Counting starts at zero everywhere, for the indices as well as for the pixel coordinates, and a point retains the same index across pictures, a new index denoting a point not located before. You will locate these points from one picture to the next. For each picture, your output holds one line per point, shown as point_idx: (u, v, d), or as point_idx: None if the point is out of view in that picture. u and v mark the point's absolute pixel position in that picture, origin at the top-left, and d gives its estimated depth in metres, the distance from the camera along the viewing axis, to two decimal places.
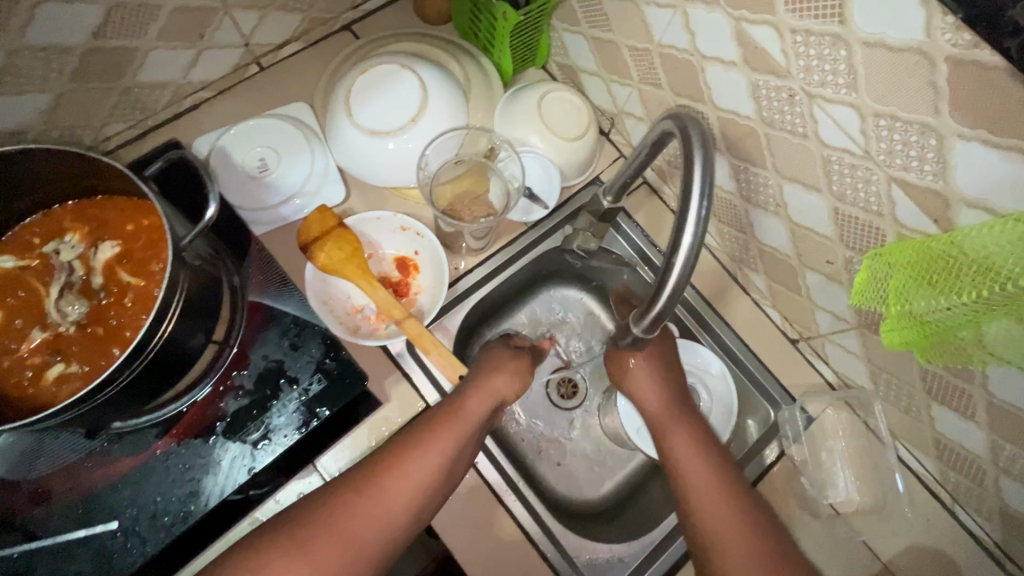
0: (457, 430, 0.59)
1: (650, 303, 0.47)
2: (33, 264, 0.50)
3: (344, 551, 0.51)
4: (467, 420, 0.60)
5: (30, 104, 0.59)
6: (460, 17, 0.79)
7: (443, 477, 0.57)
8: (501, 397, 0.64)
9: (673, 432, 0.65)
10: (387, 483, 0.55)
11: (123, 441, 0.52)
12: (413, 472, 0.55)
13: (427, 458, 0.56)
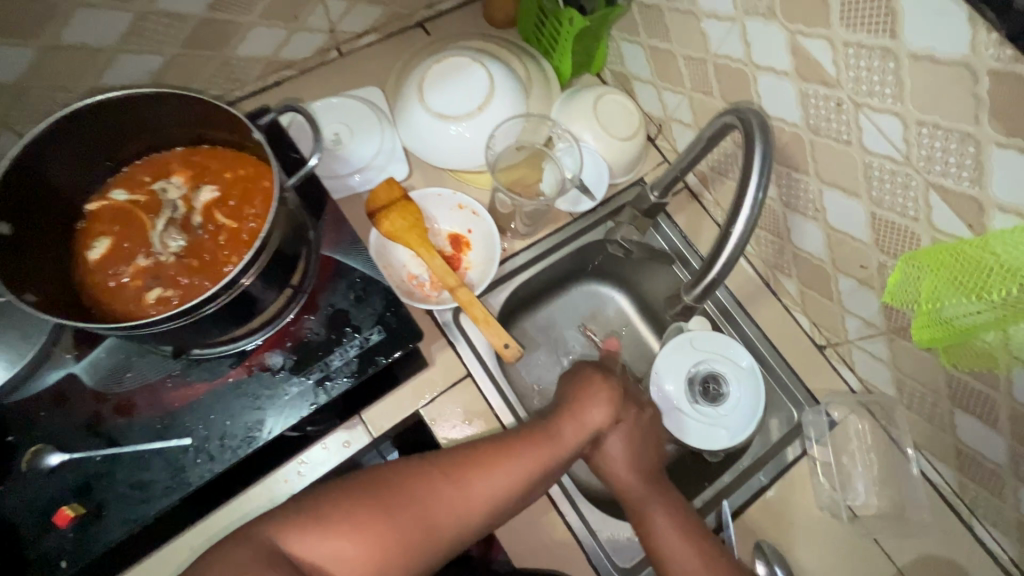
0: (552, 442, 0.62)
1: (705, 270, 0.52)
2: (142, 199, 0.56)
3: (424, 531, 0.54)
4: (556, 444, 0.62)
5: (145, 63, 0.66)
6: (526, 22, 0.85)
7: (521, 495, 0.59)
8: (598, 426, 0.66)
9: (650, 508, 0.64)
10: (475, 479, 0.57)
11: (200, 367, 0.57)
12: (498, 481, 0.58)
13: (516, 467, 0.59)
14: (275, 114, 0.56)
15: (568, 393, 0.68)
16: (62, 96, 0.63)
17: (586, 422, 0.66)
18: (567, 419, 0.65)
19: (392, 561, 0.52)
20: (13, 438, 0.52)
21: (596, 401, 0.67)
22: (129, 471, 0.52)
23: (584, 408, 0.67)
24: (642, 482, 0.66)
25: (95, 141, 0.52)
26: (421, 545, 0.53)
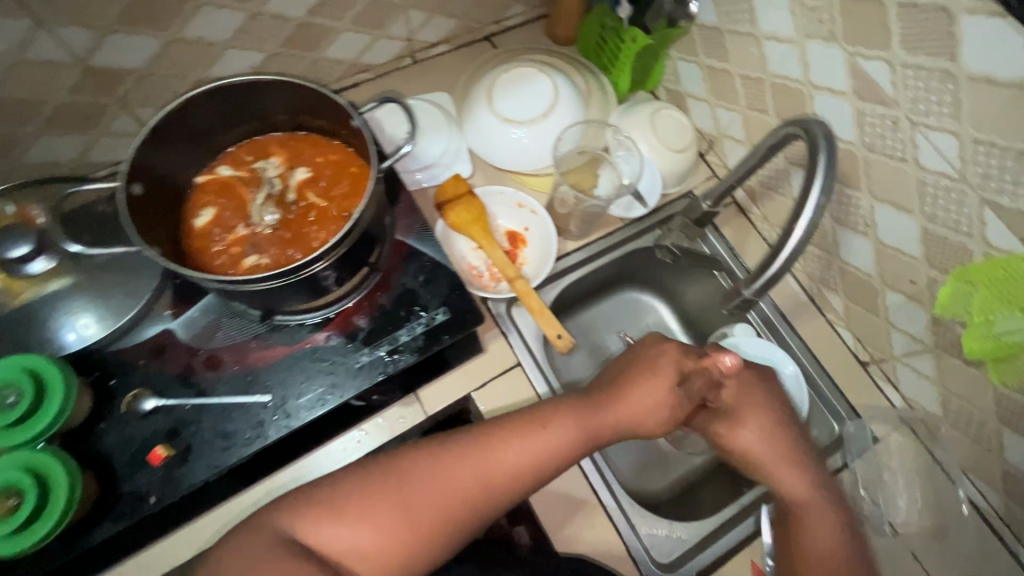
0: (564, 422, 0.60)
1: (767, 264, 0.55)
2: (243, 176, 0.62)
3: (433, 506, 0.54)
4: (582, 422, 0.60)
5: (247, 59, 0.73)
6: (587, 40, 0.90)
7: (540, 471, 0.58)
8: (625, 412, 0.62)
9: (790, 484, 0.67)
10: (486, 461, 0.57)
11: (281, 332, 0.62)
12: (509, 457, 0.57)
13: (526, 452, 0.58)
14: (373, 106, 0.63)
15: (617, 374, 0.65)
16: (175, 83, 0.70)
17: (625, 403, 0.62)
18: (606, 401, 0.62)
19: (409, 544, 0.53)
20: (115, 381, 0.58)
21: (636, 384, 0.63)
22: (215, 420, 0.57)
23: (629, 392, 0.63)
24: (777, 462, 0.68)
25: (212, 121, 0.58)
26: (430, 526, 0.54)
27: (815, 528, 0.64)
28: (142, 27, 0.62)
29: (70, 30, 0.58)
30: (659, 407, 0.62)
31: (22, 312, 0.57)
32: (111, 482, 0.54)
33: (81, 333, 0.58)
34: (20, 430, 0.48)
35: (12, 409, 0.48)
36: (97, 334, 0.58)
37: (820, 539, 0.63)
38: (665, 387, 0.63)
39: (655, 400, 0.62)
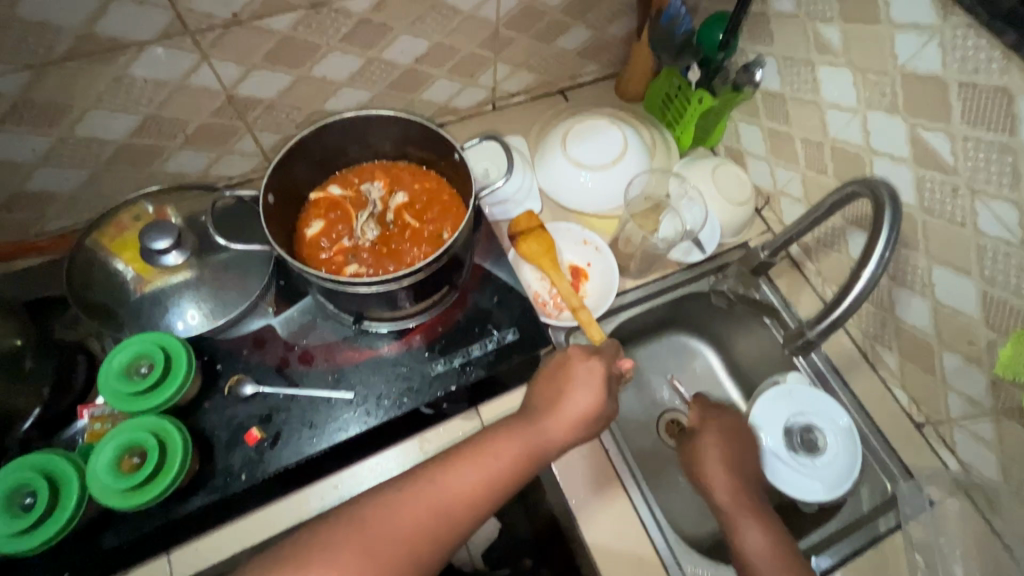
0: (510, 441, 0.59)
1: (831, 308, 0.59)
2: (351, 196, 0.70)
3: (393, 541, 0.52)
4: (528, 437, 0.60)
5: (356, 97, 0.83)
6: (653, 98, 0.97)
7: (495, 490, 0.57)
8: (565, 427, 0.61)
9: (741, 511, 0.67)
10: (440, 488, 0.55)
11: (367, 336, 0.68)
12: (459, 481, 0.56)
13: (479, 474, 0.57)
14: (479, 141, 0.73)
15: (550, 384, 0.64)
16: (295, 114, 0.80)
17: (564, 412, 0.61)
18: (548, 411, 0.61)
19: None
20: (220, 366, 0.64)
21: (569, 391, 0.63)
22: (304, 410, 0.63)
23: (568, 395, 0.62)
24: (733, 490, 0.69)
25: (332, 145, 0.67)
26: (401, 564, 0.52)
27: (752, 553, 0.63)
28: (280, 65, 0.72)
29: (225, 64, 0.69)
30: (593, 410, 0.62)
31: (148, 298, 0.65)
32: (209, 456, 0.59)
33: (189, 321, 0.65)
34: (146, 401, 0.55)
35: (144, 379, 0.55)
36: (207, 324, 0.65)
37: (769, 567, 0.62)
38: (598, 391, 0.62)
39: (588, 405, 0.62)
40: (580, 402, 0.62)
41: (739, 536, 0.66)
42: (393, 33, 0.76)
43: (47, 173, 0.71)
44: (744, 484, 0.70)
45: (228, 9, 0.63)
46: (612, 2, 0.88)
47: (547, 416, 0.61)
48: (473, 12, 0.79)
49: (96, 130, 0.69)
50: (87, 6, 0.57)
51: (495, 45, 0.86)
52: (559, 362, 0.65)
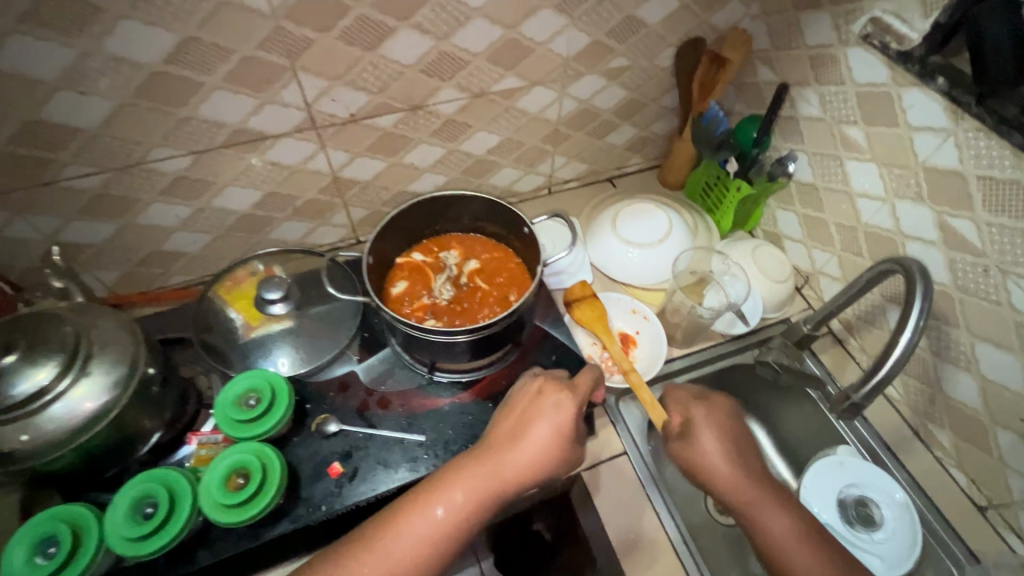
0: (468, 482, 0.60)
1: (873, 370, 0.62)
2: (430, 260, 0.80)
3: None
4: (483, 484, 0.60)
5: (434, 181, 0.97)
6: (695, 187, 1.08)
7: (452, 537, 0.59)
8: (527, 463, 0.62)
9: (761, 509, 0.65)
10: (398, 540, 0.57)
11: (437, 386, 0.75)
12: (415, 533, 0.58)
13: (438, 519, 0.59)
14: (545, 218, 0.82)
15: (511, 421, 0.65)
16: (383, 193, 0.94)
17: (522, 457, 0.62)
18: (507, 450, 0.63)
19: None
20: (309, 405, 0.72)
21: (526, 433, 0.64)
22: (380, 449, 0.69)
23: (526, 435, 0.63)
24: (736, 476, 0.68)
25: (419, 218, 0.79)
26: None
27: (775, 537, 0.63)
28: (379, 154, 0.87)
29: (337, 152, 0.83)
30: (551, 451, 0.63)
31: (253, 342, 0.75)
32: (295, 486, 0.65)
33: (286, 364, 0.74)
34: (254, 432, 0.63)
35: (253, 409, 0.63)
36: (300, 367, 0.74)
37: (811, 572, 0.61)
38: (560, 427, 0.64)
39: (547, 446, 0.63)
40: (542, 439, 0.63)
41: (761, 526, 0.64)
42: (471, 130, 0.90)
43: (181, 236, 0.84)
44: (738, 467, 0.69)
45: (348, 111, 0.78)
46: (655, 106, 1.02)
47: (504, 455, 0.62)
48: (539, 113, 0.93)
49: (228, 202, 0.83)
50: (247, 109, 0.72)
51: (554, 140, 1.00)
52: (524, 396, 0.67)
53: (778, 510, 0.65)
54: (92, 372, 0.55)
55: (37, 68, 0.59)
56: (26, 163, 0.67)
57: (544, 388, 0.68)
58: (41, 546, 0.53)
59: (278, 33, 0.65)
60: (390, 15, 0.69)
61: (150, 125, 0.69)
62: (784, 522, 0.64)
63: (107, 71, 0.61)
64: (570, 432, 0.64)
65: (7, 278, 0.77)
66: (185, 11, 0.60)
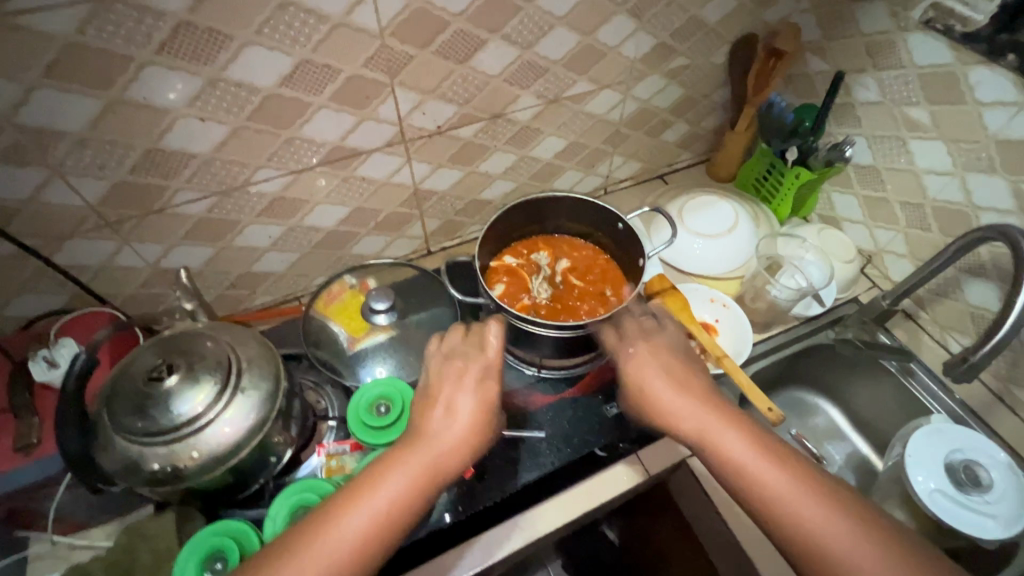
0: (395, 466, 0.53)
1: (994, 331, 0.66)
2: (523, 262, 0.82)
3: None
4: (415, 479, 0.52)
5: (502, 188, 0.99)
6: (747, 177, 1.11)
7: (381, 538, 0.50)
8: (446, 437, 0.55)
9: (713, 427, 0.57)
10: (320, 539, 0.49)
11: (546, 383, 0.79)
12: (339, 534, 0.49)
13: (359, 509, 0.50)
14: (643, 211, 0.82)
15: (427, 405, 0.58)
16: (457, 203, 0.96)
17: (453, 432, 0.55)
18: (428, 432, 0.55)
19: None
20: None
21: (450, 409, 0.57)
22: (500, 448, 0.73)
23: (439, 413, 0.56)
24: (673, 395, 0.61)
25: (511, 222, 0.81)
26: None
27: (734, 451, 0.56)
28: (458, 163, 0.89)
29: (421, 163, 0.85)
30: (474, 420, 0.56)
31: (357, 354, 0.76)
32: None
33: (396, 371, 0.75)
34: (389, 436, 0.65)
35: (384, 416, 0.66)
36: (410, 373, 0.75)
37: (779, 488, 0.53)
38: (473, 400, 0.57)
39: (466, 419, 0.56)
40: (456, 412, 0.57)
41: (716, 442, 0.57)
42: (541, 135, 0.93)
43: (270, 256, 0.86)
44: (676, 387, 0.62)
45: (436, 123, 0.80)
46: (708, 102, 1.05)
47: (431, 438, 0.55)
48: (603, 115, 0.96)
49: (318, 220, 0.84)
50: (345, 127, 0.74)
51: (615, 141, 1.03)
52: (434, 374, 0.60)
53: (729, 426, 0.57)
54: (244, 389, 0.56)
55: (165, 97, 0.61)
56: (142, 191, 0.68)
57: (454, 368, 0.60)
58: (208, 563, 0.55)
59: (383, 51, 0.68)
60: (484, 28, 0.72)
61: (258, 148, 0.70)
62: (739, 439, 0.57)
63: (227, 97, 0.64)
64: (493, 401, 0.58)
65: (113, 306, 0.78)
66: (304, 34, 0.62)
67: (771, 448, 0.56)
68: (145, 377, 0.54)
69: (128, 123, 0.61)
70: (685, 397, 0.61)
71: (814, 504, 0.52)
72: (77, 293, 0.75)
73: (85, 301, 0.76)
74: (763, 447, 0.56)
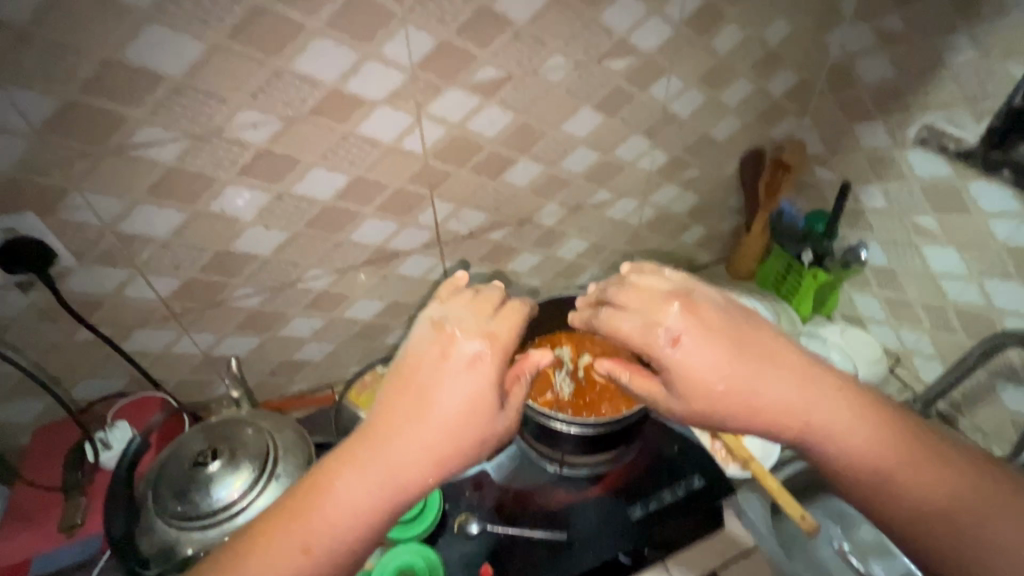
0: (420, 424, 0.50)
1: None
2: (546, 356, 0.85)
3: (324, 555, 0.48)
4: (428, 442, 0.50)
5: (528, 285, 1.05)
6: (766, 277, 1.15)
7: (409, 488, 0.49)
8: (432, 414, 0.50)
9: (831, 412, 0.53)
10: (361, 488, 0.49)
11: (571, 481, 0.79)
12: (377, 483, 0.49)
13: (399, 461, 0.49)
14: None
15: (419, 377, 0.52)
16: None
17: (443, 416, 0.50)
18: (428, 399, 0.51)
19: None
20: (448, 506, 0.76)
21: (431, 393, 0.51)
22: (523, 547, 0.73)
23: (434, 382, 0.52)
24: (751, 370, 0.54)
25: (536, 316, 0.87)
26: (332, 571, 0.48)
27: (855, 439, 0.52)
28: (487, 263, 0.96)
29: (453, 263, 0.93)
30: (463, 408, 0.51)
31: None
32: None
33: None
34: (422, 527, 0.72)
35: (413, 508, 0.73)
36: None
37: (908, 474, 0.51)
38: (458, 384, 0.51)
39: (456, 409, 0.51)
40: (443, 390, 0.51)
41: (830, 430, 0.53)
42: (564, 237, 1.00)
43: (310, 345, 0.92)
44: (748, 360, 0.54)
45: (468, 228, 0.89)
46: (723, 207, 1.12)
47: (425, 409, 0.51)
48: (623, 220, 1.03)
49: (357, 313, 0.91)
50: (388, 232, 0.83)
51: (635, 242, 1.10)
52: (432, 339, 0.54)
53: (841, 408, 0.53)
54: (278, 475, 0.59)
55: (239, 210, 0.71)
56: (207, 287, 0.77)
57: (446, 335, 0.54)
58: None
59: (426, 170, 0.78)
60: (513, 150, 0.82)
61: (311, 251, 0.79)
62: (863, 428, 0.53)
63: (290, 209, 0.73)
64: (490, 391, 0.52)
65: (166, 391, 0.84)
66: (360, 157, 0.72)
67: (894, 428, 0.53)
68: (191, 461, 0.59)
69: (205, 231, 0.71)
70: (791, 379, 0.54)
71: (953, 489, 0.49)
72: (135, 378, 0.81)
73: (142, 385, 0.82)
74: (882, 430, 0.53)
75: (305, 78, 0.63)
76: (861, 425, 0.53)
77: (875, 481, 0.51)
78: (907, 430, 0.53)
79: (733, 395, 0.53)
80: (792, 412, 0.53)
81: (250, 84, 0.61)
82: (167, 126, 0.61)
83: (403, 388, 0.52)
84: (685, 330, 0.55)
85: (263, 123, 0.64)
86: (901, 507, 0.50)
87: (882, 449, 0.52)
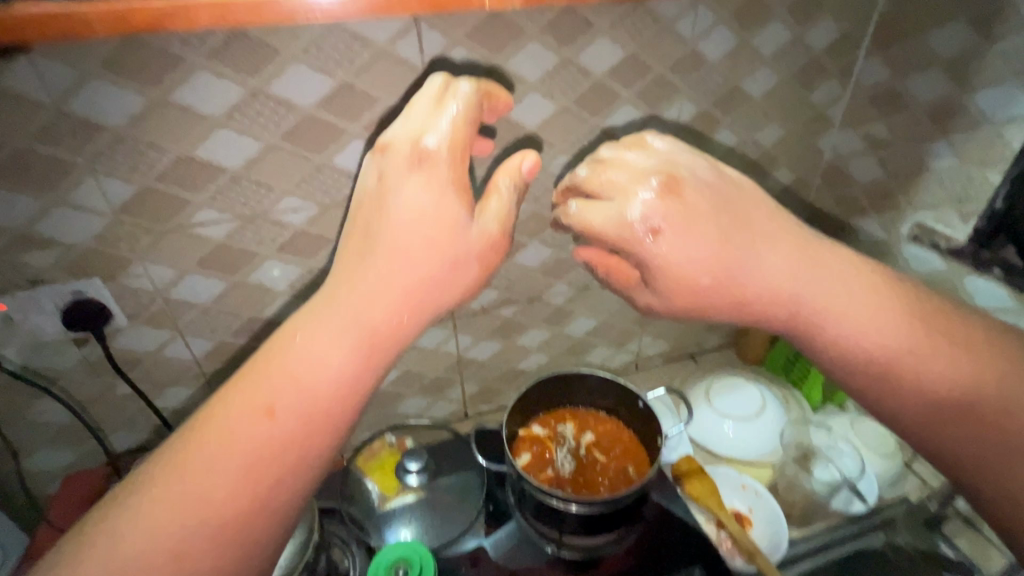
0: (404, 248, 0.56)
1: None
2: (549, 433, 0.87)
3: (321, 379, 0.52)
4: (411, 261, 0.56)
5: (537, 360, 1.09)
6: (775, 361, 1.15)
7: (405, 311, 0.56)
8: (404, 232, 0.56)
9: (830, 309, 0.62)
10: (359, 316, 0.54)
11: (569, 563, 0.79)
12: (373, 312, 0.55)
13: (394, 291, 0.55)
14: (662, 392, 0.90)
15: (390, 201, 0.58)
16: (495, 370, 1.06)
17: (414, 234, 0.56)
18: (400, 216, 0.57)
19: (326, 417, 0.52)
20: None
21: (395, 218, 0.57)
22: None
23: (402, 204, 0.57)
24: (731, 247, 0.61)
25: (540, 392, 0.88)
26: (333, 400, 0.52)
27: (855, 326, 0.62)
28: (497, 337, 1.01)
29: (466, 336, 0.98)
30: (427, 227, 0.56)
31: (387, 512, 0.80)
32: None
33: (422, 534, 0.79)
34: None
35: None
36: (435, 537, 0.79)
37: (897, 344, 0.61)
38: (416, 195, 0.57)
39: (415, 221, 0.56)
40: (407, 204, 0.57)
41: (830, 322, 0.63)
42: (572, 315, 1.05)
43: None
44: (731, 243, 0.61)
45: (480, 303, 0.95)
46: None
47: (401, 223, 0.57)
48: None
49: None
50: None
51: (642, 322, 1.13)
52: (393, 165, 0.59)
53: (840, 296, 0.62)
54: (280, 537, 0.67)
55: (275, 282, 0.79)
56: (237, 350, 0.83)
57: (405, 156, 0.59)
58: None
59: None
60: (524, 233, 0.90)
61: None
62: (860, 309, 0.62)
63: (320, 282, 0.81)
64: (451, 207, 0.57)
65: None
66: None
67: (885, 305, 0.63)
68: None
69: (243, 299, 0.79)
70: (789, 270, 0.62)
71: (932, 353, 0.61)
72: (160, 433, 0.86)
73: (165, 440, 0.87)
74: (875, 309, 0.62)
75: (344, 172, 0.73)
76: (859, 308, 0.63)
77: (857, 350, 0.62)
78: (890, 304, 0.63)
79: (724, 284, 0.62)
80: (780, 295, 0.62)
81: (297, 176, 0.71)
82: (224, 209, 0.71)
83: (370, 225, 0.58)
84: (664, 219, 0.60)
85: (303, 208, 0.74)
86: (898, 379, 0.62)
87: (872, 326, 0.62)
